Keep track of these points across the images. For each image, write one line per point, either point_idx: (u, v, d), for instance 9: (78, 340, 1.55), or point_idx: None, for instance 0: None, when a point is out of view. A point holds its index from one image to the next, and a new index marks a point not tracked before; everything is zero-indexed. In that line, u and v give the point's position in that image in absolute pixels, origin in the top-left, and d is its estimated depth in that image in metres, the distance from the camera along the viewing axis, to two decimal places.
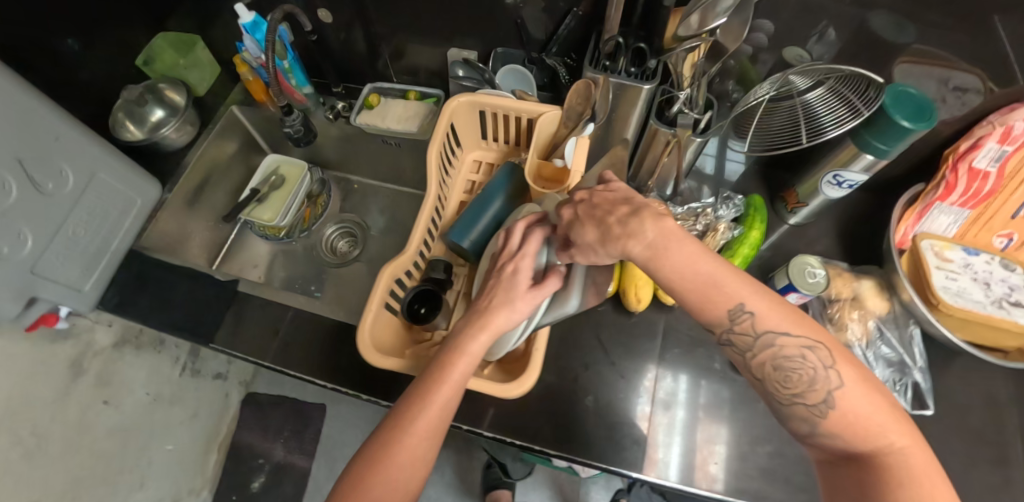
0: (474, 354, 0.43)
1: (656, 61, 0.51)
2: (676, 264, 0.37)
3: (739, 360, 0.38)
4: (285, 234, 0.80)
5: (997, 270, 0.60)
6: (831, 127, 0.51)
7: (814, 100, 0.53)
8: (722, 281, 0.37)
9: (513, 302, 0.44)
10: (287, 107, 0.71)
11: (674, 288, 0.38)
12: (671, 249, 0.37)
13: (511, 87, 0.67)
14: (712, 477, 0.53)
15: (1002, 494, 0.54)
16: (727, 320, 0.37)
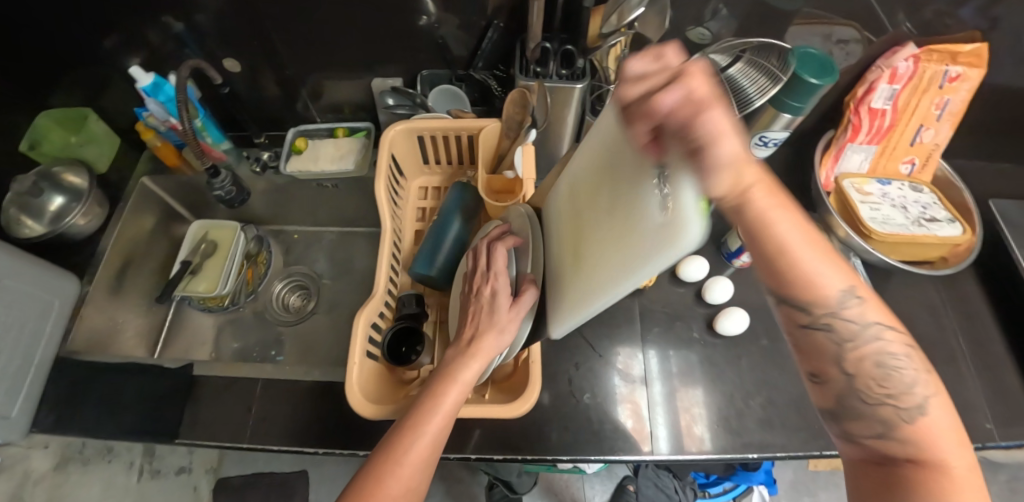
0: (466, 381, 0.42)
1: (583, 60, 0.53)
2: (806, 231, 0.33)
3: (828, 349, 0.35)
4: (231, 302, 0.75)
5: (909, 194, 0.68)
6: (755, 96, 0.55)
7: (735, 74, 0.57)
8: (836, 260, 0.34)
9: (498, 324, 0.42)
10: (213, 168, 0.67)
11: (790, 253, 0.33)
12: (790, 210, 0.32)
13: (443, 107, 0.65)
14: (699, 439, 0.55)
15: (955, 385, 0.62)
16: (837, 298, 0.34)
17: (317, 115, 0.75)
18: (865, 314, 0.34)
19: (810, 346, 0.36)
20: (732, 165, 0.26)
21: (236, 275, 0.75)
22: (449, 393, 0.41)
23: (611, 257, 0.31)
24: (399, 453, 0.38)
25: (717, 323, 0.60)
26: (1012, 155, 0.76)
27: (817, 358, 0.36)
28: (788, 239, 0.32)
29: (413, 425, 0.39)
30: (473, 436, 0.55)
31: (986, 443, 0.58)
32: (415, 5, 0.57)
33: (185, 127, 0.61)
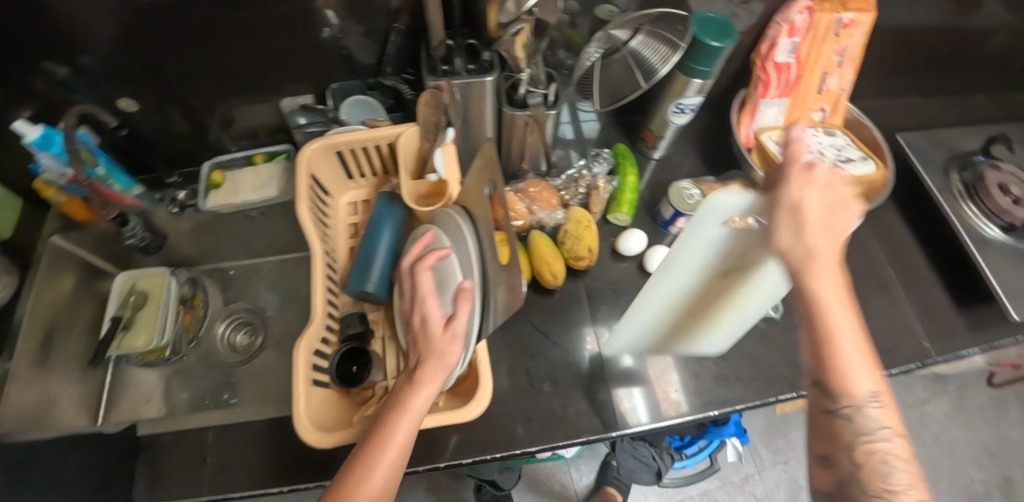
0: (417, 409, 0.40)
1: (489, 53, 0.53)
2: (858, 326, 0.33)
3: (845, 439, 0.34)
4: (172, 353, 0.71)
5: (824, 139, 0.70)
6: (659, 66, 0.57)
7: (637, 47, 0.58)
8: (873, 365, 0.34)
9: (437, 349, 0.41)
10: (120, 216, 0.66)
11: (836, 342, 0.33)
12: (850, 304, 0.33)
13: (358, 118, 0.63)
14: (676, 403, 0.57)
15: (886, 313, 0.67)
16: (861, 398, 0.33)
17: (231, 143, 0.72)
18: (882, 425, 0.33)
19: (830, 431, 0.35)
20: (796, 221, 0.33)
21: (173, 324, 0.71)
22: (399, 421, 0.40)
23: (685, 261, 0.41)
24: (352, 489, 0.37)
25: (651, 272, 0.63)
26: (904, 90, 0.82)
27: (831, 443, 0.35)
28: (841, 318, 0.33)
29: (364, 462, 0.38)
30: (439, 443, 0.54)
31: (923, 361, 0.64)
32: (315, 17, 0.56)
33: None
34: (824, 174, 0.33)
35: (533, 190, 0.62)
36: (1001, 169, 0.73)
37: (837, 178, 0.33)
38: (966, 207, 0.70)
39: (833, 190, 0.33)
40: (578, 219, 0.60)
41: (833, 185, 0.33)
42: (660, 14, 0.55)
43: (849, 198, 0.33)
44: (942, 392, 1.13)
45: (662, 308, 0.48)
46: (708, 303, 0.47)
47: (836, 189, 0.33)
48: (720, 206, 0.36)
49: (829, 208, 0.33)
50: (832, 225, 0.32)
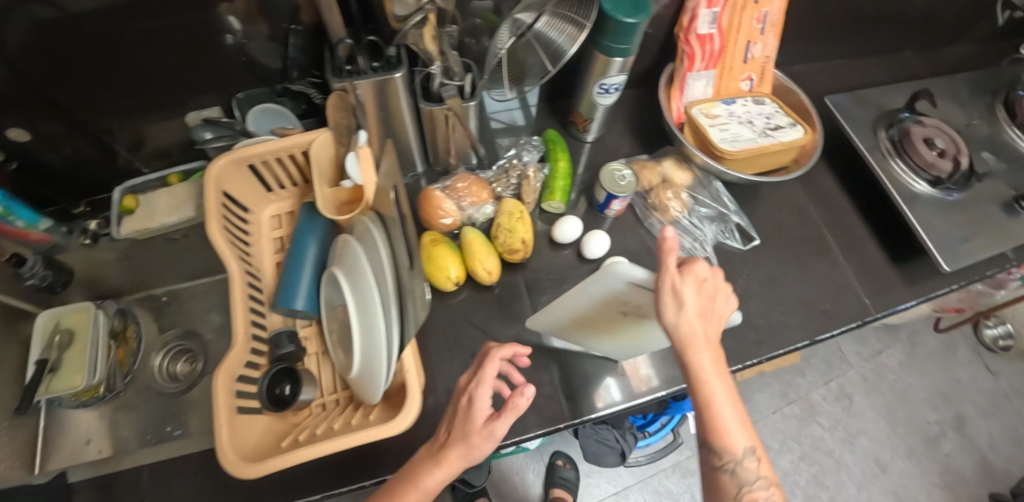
0: (427, 488, 0.40)
1: (394, 48, 0.51)
2: (732, 391, 0.39)
3: (729, 491, 0.39)
4: (107, 390, 0.68)
5: (752, 108, 0.70)
6: (566, 46, 0.56)
7: (542, 29, 0.55)
8: (747, 423, 0.39)
9: (467, 438, 0.41)
10: (18, 258, 0.62)
11: (715, 405, 0.39)
12: (726, 375, 0.40)
13: (267, 127, 0.59)
14: (645, 378, 0.58)
15: (824, 275, 0.68)
16: (739, 453, 0.39)
17: (143, 165, 0.68)
18: (757, 474, 0.39)
19: (715, 485, 0.39)
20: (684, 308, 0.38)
21: (105, 359, 0.67)
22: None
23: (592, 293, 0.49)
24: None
25: (584, 251, 0.62)
26: (829, 53, 0.84)
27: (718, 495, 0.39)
28: (717, 386, 0.39)
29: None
30: (386, 455, 0.53)
31: (864, 318, 0.65)
32: (215, 24, 0.53)
33: None
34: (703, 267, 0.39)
35: (462, 186, 0.61)
36: (924, 123, 0.74)
37: (709, 276, 0.40)
38: (893, 164, 0.71)
39: (706, 286, 0.39)
40: (510, 211, 0.59)
41: (706, 284, 0.39)
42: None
43: (720, 293, 0.40)
44: (894, 341, 1.19)
45: (575, 322, 0.55)
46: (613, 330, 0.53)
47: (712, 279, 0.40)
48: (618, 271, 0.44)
49: (703, 298, 0.39)
50: (707, 312, 0.39)
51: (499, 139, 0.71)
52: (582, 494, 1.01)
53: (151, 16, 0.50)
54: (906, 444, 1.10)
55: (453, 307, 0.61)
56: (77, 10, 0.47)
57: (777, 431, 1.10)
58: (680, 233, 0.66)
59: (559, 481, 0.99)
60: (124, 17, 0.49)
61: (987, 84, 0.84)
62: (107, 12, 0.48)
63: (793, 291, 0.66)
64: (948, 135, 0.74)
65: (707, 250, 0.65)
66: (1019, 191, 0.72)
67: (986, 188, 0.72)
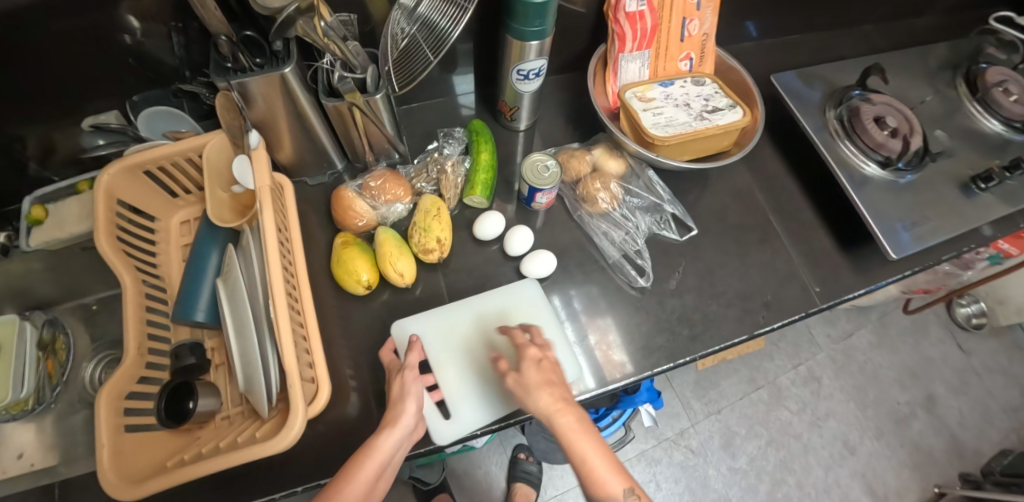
0: (384, 447, 0.42)
1: (281, 41, 0.47)
2: (600, 447, 0.42)
3: None
4: (37, 403, 0.66)
5: (691, 90, 0.67)
6: (451, 28, 0.51)
7: (427, 11, 0.51)
8: (621, 469, 0.42)
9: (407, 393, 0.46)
10: None
11: (588, 459, 0.41)
12: (594, 433, 0.42)
13: (159, 131, 0.58)
14: (620, 363, 0.56)
15: (768, 263, 0.65)
16: None
17: (55, 173, 0.65)
18: None
19: None
20: (534, 388, 0.44)
21: (33, 373, 0.66)
22: (371, 469, 0.41)
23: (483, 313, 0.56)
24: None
25: (506, 246, 0.60)
26: (778, 27, 0.80)
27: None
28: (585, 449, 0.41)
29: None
30: (290, 472, 0.50)
31: (809, 309, 0.62)
32: (107, 22, 0.51)
33: None
34: (529, 352, 0.47)
35: (375, 184, 0.57)
36: (874, 101, 0.71)
37: (542, 357, 0.46)
38: (842, 146, 0.67)
39: (542, 362, 0.46)
40: (426, 209, 0.57)
41: (541, 360, 0.46)
42: None
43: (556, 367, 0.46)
44: (866, 323, 1.17)
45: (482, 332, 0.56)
46: (480, 375, 0.54)
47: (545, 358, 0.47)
48: (416, 321, 0.55)
49: (544, 374, 0.45)
50: (550, 381, 0.44)
51: (424, 134, 0.68)
52: (546, 487, 1.00)
53: (39, 23, 0.48)
54: (876, 426, 1.08)
55: (370, 311, 0.58)
56: None
57: (745, 417, 1.08)
58: (611, 225, 0.63)
59: (522, 474, 0.98)
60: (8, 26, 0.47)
61: (948, 57, 0.79)
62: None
63: (732, 282, 0.63)
64: (898, 112, 0.70)
65: (639, 243, 0.62)
66: (976, 170, 0.69)
67: (941, 167, 0.68)
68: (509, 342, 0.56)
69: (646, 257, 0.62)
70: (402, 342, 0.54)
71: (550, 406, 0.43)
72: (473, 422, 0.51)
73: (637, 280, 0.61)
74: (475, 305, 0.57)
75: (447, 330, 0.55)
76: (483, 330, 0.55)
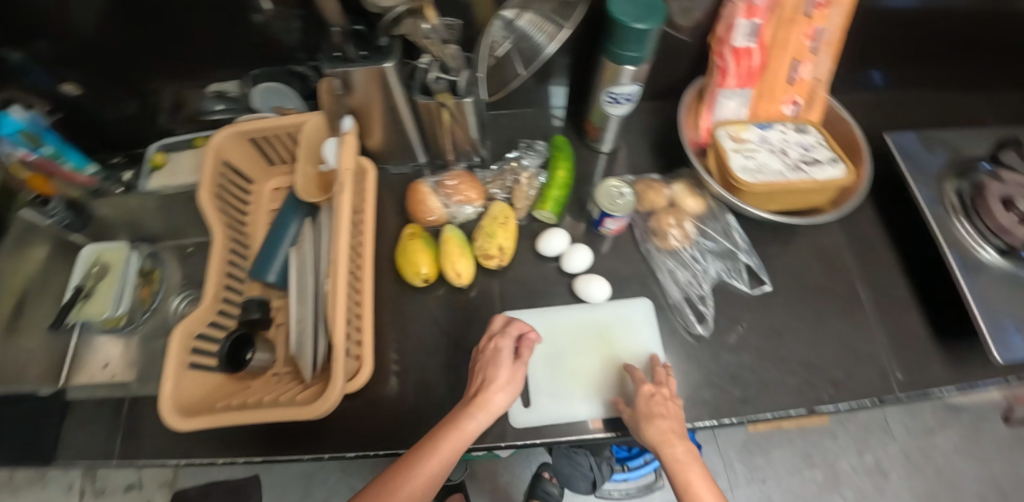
0: (468, 431, 0.44)
1: (386, 38, 0.50)
2: (708, 476, 0.43)
3: None
4: (127, 322, 0.74)
5: (791, 137, 0.63)
6: (547, 44, 0.50)
7: (526, 28, 0.51)
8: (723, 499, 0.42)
9: (502, 380, 0.47)
10: (42, 197, 0.70)
11: (693, 486, 0.42)
12: (699, 461, 0.44)
13: (271, 105, 0.65)
14: None
15: (848, 337, 0.59)
16: None
17: (179, 126, 0.74)
18: None
19: None
20: (645, 419, 0.46)
21: (130, 295, 0.74)
22: (454, 447, 0.43)
23: (596, 323, 0.57)
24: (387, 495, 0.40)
25: (563, 263, 0.59)
26: (908, 79, 0.72)
27: None
28: (696, 479, 0.42)
29: (423, 484, 0.41)
30: (319, 438, 0.52)
31: (884, 397, 0.56)
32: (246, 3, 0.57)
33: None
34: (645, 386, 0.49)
35: (451, 183, 0.59)
36: (1007, 180, 0.62)
37: (654, 392, 0.48)
38: (957, 224, 0.60)
39: (655, 397, 0.47)
40: (494, 216, 0.58)
41: (655, 395, 0.47)
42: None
43: (668, 401, 0.47)
44: (954, 423, 1.03)
45: (583, 343, 0.56)
46: (569, 379, 0.54)
47: (659, 392, 0.48)
48: (520, 315, 0.58)
49: (658, 405, 0.47)
50: (658, 410, 0.46)
51: (508, 137, 0.69)
52: None
53: None
54: None
55: (423, 303, 0.59)
56: None
57: (791, 493, 0.99)
58: (677, 265, 0.60)
59: (541, 494, 0.94)
60: None
61: None
62: None
63: (797, 349, 0.58)
64: None
65: (704, 288, 0.59)
66: None
67: None
68: (606, 354, 0.56)
69: (709, 304, 0.59)
70: None
71: (661, 437, 0.44)
72: (552, 419, 0.52)
73: (695, 326, 0.58)
74: (582, 311, 0.58)
75: (552, 329, 0.57)
76: (584, 338, 0.57)
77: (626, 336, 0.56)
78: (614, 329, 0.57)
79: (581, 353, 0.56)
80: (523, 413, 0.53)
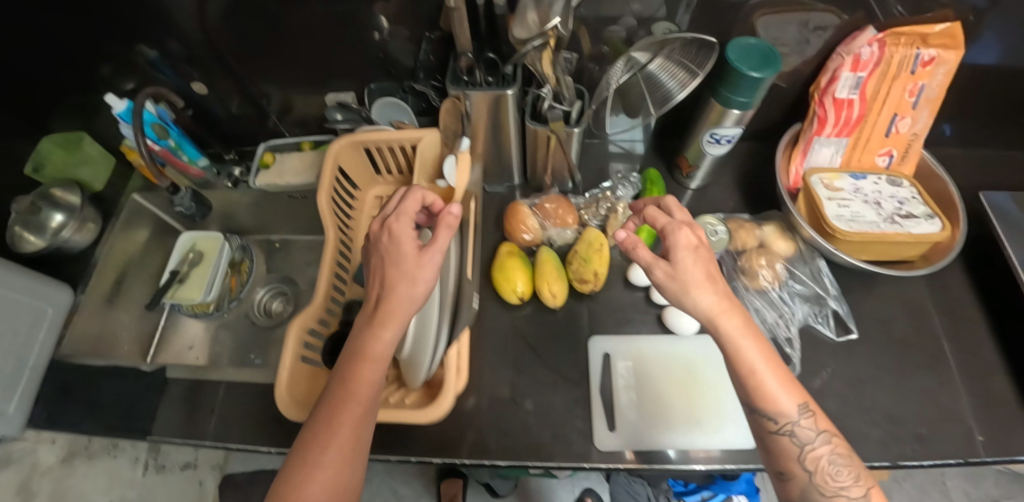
0: (378, 354, 0.42)
1: (512, 67, 0.53)
2: (768, 356, 0.42)
3: (792, 450, 0.41)
4: (215, 308, 0.79)
5: (884, 188, 0.63)
6: (677, 92, 0.55)
7: (655, 71, 0.55)
8: (792, 384, 0.42)
9: (405, 276, 0.43)
10: (172, 187, 0.73)
11: (757, 372, 0.42)
12: (758, 339, 0.42)
13: (388, 119, 0.69)
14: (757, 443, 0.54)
15: (936, 394, 0.58)
16: (793, 411, 0.41)
17: (288, 129, 0.80)
18: (815, 427, 0.41)
19: (776, 449, 0.42)
20: (697, 283, 0.43)
21: (221, 283, 0.78)
22: (375, 372, 0.41)
23: (682, 355, 0.59)
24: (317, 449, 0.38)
25: (652, 295, 0.62)
26: (1002, 139, 0.72)
27: (780, 458, 0.42)
28: (757, 358, 0.41)
29: (357, 417, 0.40)
30: (410, 442, 0.55)
31: (970, 457, 0.55)
32: (377, 22, 0.61)
33: (144, 154, 0.61)
34: (686, 242, 0.44)
35: (549, 207, 0.62)
36: None
37: (700, 244, 0.45)
38: None
39: (698, 251, 0.44)
40: (590, 241, 0.59)
41: (699, 248, 0.44)
42: (683, 42, 0.52)
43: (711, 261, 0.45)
44: (1019, 494, 0.99)
45: (669, 376, 0.58)
46: (656, 407, 0.56)
47: (702, 254, 0.44)
48: (609, 342, 0.60)
49: (703, 264, 0.44)
50: (708, 278, 0.43)
51: (600, 165, 0.72)
52: None
53: (334, 17, 0.61)
54: None
55: (512, 319, 0.62)
56: None
57: None
58: (765, 304, 0.61)
59: None
60: (312, 10, 0.60)
61: None
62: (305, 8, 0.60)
63: (879, 399, 0.58)
64: None
65: (792, 330, 0.60)
66: None
67: None
68: (692, 387, 0.57)
69: (796, 347, 0.59)
70: (595, 357, 0.59)
71: (717, 307, 0.42)
72: (638, 445, 0.54)
73: None
74: (671, 344, 0.60)
75: (639, 358, 0.59)
76: (671, 369, 0.58)
77: (710, 371, 0.58)
78: (698, 364, 0.59)
79: (667, 384, 0.58)
80: (610, 437, 0.54)
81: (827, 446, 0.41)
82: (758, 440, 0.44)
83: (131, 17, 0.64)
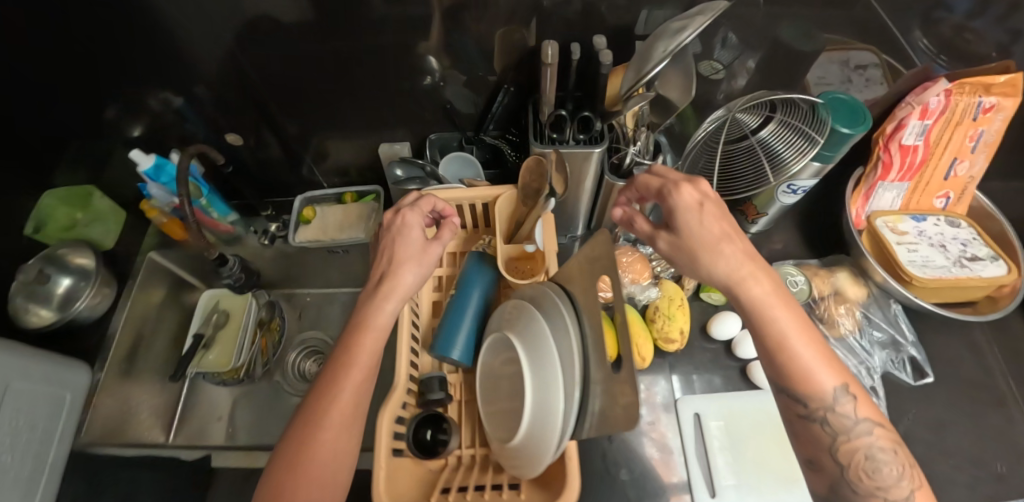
0: (381, 326, 0.43)
1: (601, 124, 0.50)
2: (805, 329, 0.37)
3: (823, 438, 0.38)
4: (245, 374, 0.71)
5: (946, 230, 0.65)
6: (793, 160, 0.53)
7: (768, 137, 0.54)
8: (832, 361, 0.37)
9: (409, 258, 0.46)
10: (220, 257, 0.68)
11: (789, 346, 0.37)
12: (792, 309, 0.37)
13: (456, 174, 0.65)
14: None
15: (1013, 433, 0.59)
16: (830, 393, 0.37)
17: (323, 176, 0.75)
18: (855, 413, 0.37)
19: (806, 434, 0.39)
20: (709, 247, 0.38)
21: (250, 346, 0.71)
22: (377, 344, 0.42)
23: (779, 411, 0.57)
24: (320, 415, 0.39)
25: (735, 348, 0.60)
26: None
27: (811, 445, 0.39)
28: (791, 331, 0.37)
29: (357, 386, 0.41)
30: None
31: None
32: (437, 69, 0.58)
33: (185, 204, 0.56)
34: (693, 200, 0.39)
35: (626, 259, 0.60)
36: None
37: (711, 198, 0.39)
38: None
39: (706, 207, 0.39)
40: (669, 295, 0.58)
41: (706, 204, 0.38)
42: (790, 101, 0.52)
43: (728, 218, 0.39)
44: None
45: (766, 434, 0.56)
46: (757, 467, 0.54)
47: (715, 212, 0.38)
48: (700, 401, 0.58)
49: (715, 224, 0.38)
50: (722, 240, 0.38)
51: None
52: None
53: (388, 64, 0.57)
54: None
55: None
56: (307, 32, 0.53)
57: None
58: (845, 352, 0.60)
59: None
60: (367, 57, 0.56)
61: None
62: (359, 53, 0.55)
63: (959, 442, 0.58)
64: None
65: (875, 379, 0.60)
66: None
67: None
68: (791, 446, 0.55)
69: (882, 396, 0.59)
70: (686, 418, 0.57)
71: (738, 275, 0.38)
72: None
73: None
74: (762, 399, 0.58)
75: (732, 417, 0.57)
76: (767, 426, 0.56)
77: None
78: None
79: (766, 443, 0.55)
80: None
81: (865, 431, 0.37)
82: (785, 423, 0.41)
83: (146, 60, 0.57)
